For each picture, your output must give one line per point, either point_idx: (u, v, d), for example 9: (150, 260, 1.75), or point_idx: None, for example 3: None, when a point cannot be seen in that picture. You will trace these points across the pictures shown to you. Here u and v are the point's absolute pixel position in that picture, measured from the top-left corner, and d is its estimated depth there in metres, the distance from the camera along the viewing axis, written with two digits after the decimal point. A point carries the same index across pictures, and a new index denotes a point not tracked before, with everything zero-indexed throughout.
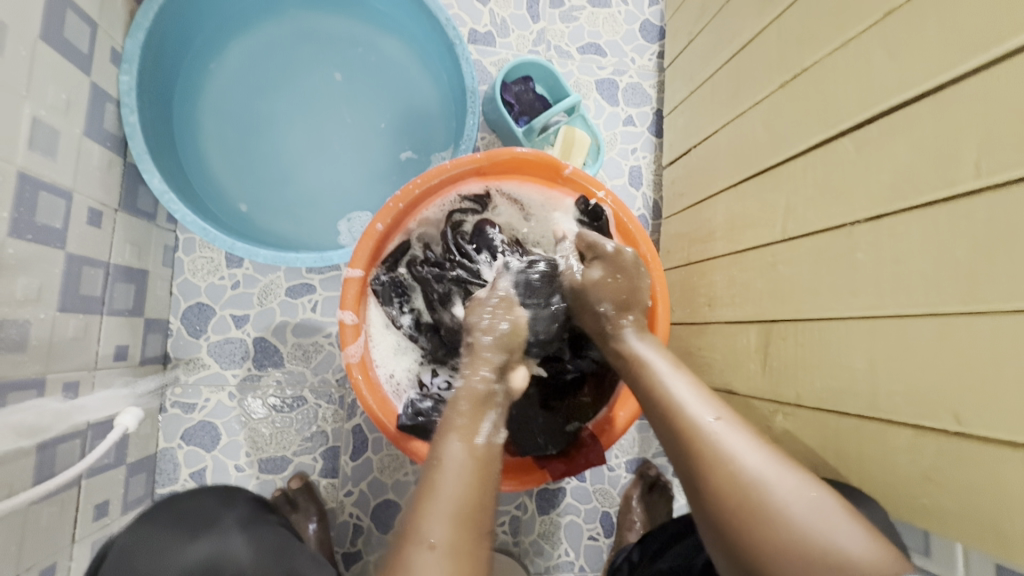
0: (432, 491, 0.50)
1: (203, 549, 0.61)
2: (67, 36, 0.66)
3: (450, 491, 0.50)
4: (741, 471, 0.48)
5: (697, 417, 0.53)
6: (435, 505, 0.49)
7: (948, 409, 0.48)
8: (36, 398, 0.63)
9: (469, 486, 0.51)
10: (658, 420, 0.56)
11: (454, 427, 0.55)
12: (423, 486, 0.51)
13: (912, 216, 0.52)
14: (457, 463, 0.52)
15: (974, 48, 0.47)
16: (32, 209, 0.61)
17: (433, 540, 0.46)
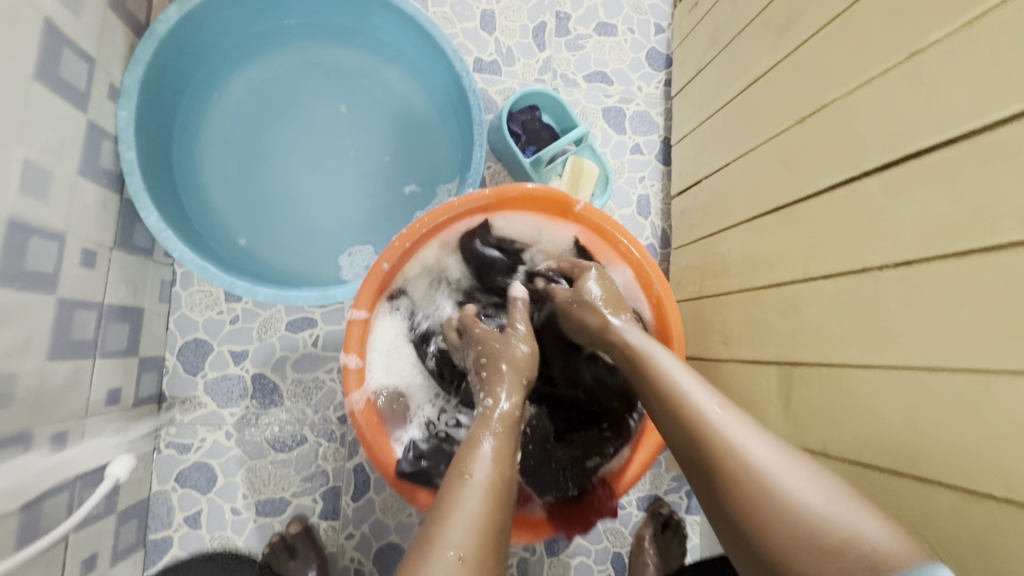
0: (454, 500, 0.46)
1: None
2: (63, 73, 0.63)
3: (478, 498, 0.47)
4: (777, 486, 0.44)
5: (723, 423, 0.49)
6: (463, 510, 0.45)
7: (997, 476, 0.44)
8: (24, 455, 0.59)
9: (491, 507, 0.46)
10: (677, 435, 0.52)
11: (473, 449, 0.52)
12: (447, 501, 0.47)
13: (947, 264, 0.49)
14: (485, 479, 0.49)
15: (1011, 95, 0.45)
16: (22, 254, 0.57)
17: (460, 552, 0.42)
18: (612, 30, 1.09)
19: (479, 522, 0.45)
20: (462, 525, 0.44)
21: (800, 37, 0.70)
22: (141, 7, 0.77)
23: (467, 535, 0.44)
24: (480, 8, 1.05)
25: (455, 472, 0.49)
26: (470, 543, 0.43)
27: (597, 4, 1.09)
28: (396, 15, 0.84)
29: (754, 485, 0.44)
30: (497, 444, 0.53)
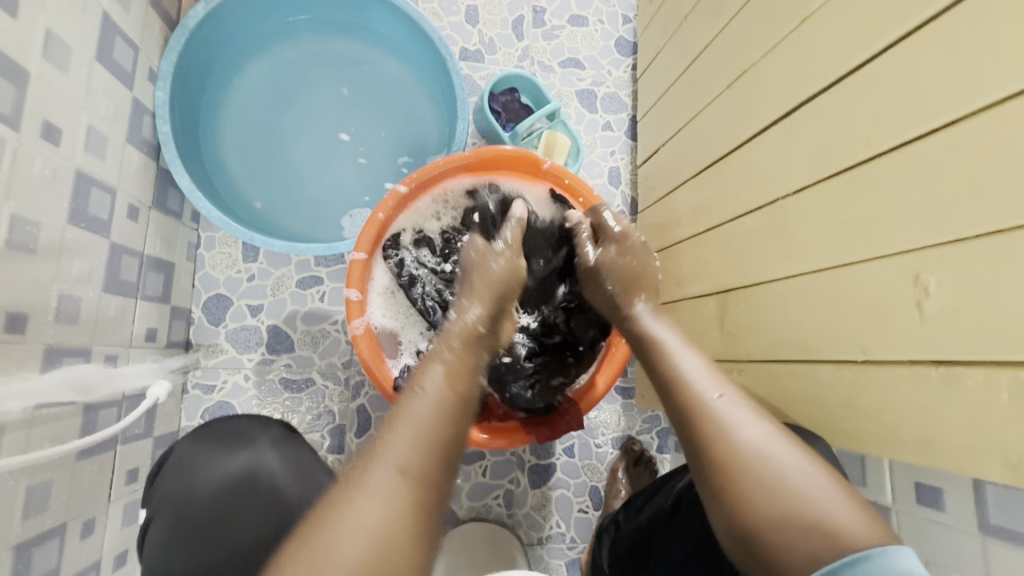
0: (401, 419, 0.50)
1: (242, 461, 0.75)
2: (116, 58, 0.77)
3: (428, 417, 0.51)
4: (739, 440, 0.50)
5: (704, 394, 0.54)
6: (404, 427, 0.49)
7: (857, 343, 0.57)
8: (85, 364, 0.72)
9: (433, 431, 0.50)
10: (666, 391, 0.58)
11: (438, 356, 0.57)
12: (400, 411, 0.51)
13: (825, 186, 0.62)
14: (430, 399, 0.52)
15: (862, 47, 0.58)
16: (85, 202, 0.72)
17: (399, 466, 0.47)
18: (584, 21, 1.22)
19: (420, 436, 0.49)
20: (406, 439, 0.48)
21: (730, 16, 0.83)
22: (173, 6, 0.91)
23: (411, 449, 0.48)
24: (465, 4, 1.18)
25: (408, 389, 0.53)
26: (409, 461, 0.47)
27: None
28: (390, 8, 0.98)
29: (749, 483, 0.47)
30: (447, 365, 0.56)
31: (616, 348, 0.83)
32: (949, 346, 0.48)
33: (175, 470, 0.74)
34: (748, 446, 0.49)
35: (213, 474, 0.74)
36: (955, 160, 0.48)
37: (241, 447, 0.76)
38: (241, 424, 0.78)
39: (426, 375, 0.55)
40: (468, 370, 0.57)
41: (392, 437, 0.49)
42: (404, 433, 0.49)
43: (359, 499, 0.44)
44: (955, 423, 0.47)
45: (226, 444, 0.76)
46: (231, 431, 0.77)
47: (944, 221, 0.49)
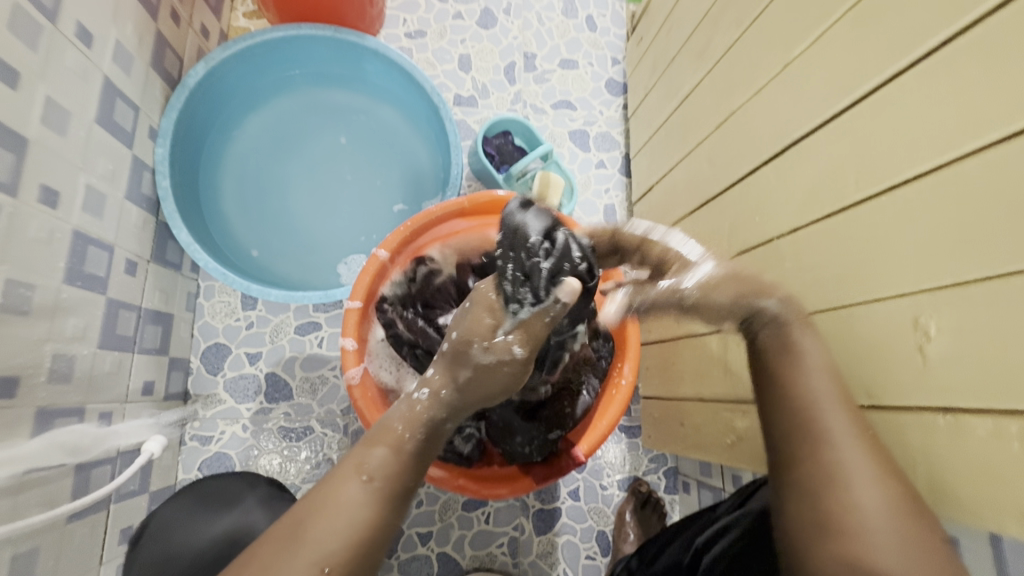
0: (338, 512, 0.46)
1: (228, 522, 0.72)
2: (115, 118, 0.79)
3: (364, 514, 0.47)
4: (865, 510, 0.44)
5: (841, 443, 0.48)
6: (336, 522, 0.45)
7: (862, 387, 0.56)
8: (78, 423, 0.72)
9: (370, 524, 0.46)
10: (791, 425, 0.51)
11: (385, 433, 0.51)
12: (330, 496, 0.47)
13: (818, 227, 0.62)
14: (371, 492, 0.48)
15: (845, 91, 0.59)
16: (82, 259, 0.72)
17: (326, 566, 0.44)
18: (575, 64, 1.25)
19: (351, 533, 0.45)
20: (336, 534, 0.45)
21: (714, 60, 0.85)
22: (175, 66, 0.95)
23: (335, 541, 0.45)
24: (458, 52, 1.22)
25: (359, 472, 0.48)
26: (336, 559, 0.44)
27: (560, 43, 1.26)
28: (383, 61, 1.01)
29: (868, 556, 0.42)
30: (395, 451, 0.51)
31: (617, 391, 0.81)
32: (955, 392, 0.47)
33: (160, 535, 0.72)
34: (873, 518, 0.44)
35: (194, 540, 0.71)
36: (944, 202, 0.48)
37: (225, 510, 0.73)
38: (230, 483, 0.77)
39: (367, 460, 0.49)
40: (412, 456, 0.51)
41: (318, 526, 0.45)
42: (335, 527, 0.45)
43: None
44: (967, 474, 0.46)
45: (214, 506, 0.74)
46: (219, 492, 0.76)
47: (938, 263, 0.48)
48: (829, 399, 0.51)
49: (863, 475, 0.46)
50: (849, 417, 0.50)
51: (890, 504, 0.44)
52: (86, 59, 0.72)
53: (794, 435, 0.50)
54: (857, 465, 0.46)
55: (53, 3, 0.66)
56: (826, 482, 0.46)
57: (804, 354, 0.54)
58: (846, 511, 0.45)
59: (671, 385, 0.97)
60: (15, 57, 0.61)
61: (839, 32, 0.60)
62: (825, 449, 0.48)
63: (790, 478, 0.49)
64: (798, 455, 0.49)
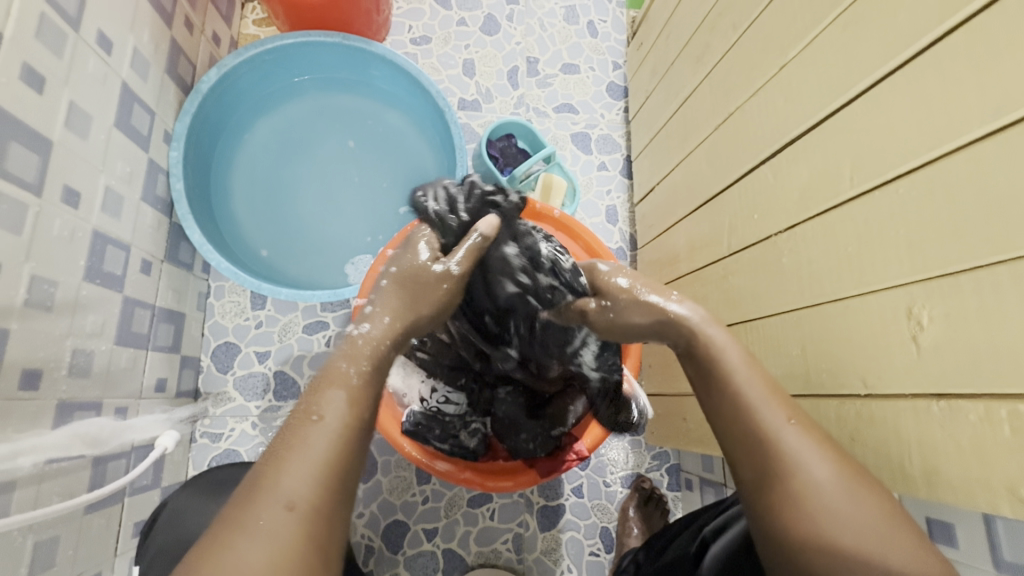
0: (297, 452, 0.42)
1: None
2: (133, 122, 0.82)
3: (327, 448, 0.43)
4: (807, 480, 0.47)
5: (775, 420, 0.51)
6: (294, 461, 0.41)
7: (858, 377, 0.58)
8: (96, 416, 0.74)
9: (334, 461, 0.43)
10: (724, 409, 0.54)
11: (337, 374, 0.48)
12: (289, 440, 0.43)
13: (814, 223, 0.63)
14: (332, 428, 0.44)
15: (837, 92, 0.61)
16: (101, 258, 0.75)
17: (292, 502, 0.40)
18: (576, 68, 1.28)
19: (315, 470, 0.42)
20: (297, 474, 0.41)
21: (713, 63, 0.87)
22: (189, 72, 0.97)
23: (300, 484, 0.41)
24: (462, 58, 1.25)
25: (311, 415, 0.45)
26: (305, 496, 0.40)
27: (562, 49, 1.28)
28: (390, 66, 1.03)
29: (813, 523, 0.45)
30: (348, 390, 0.47)
31: (620, 386, 0.83)
32: (947, 379, 0.48)
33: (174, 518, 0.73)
34: (826, 493, 0.46)
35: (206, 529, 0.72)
36: (932, 196, 0.50)
37: None
38: (240, 472, 0.79)
39: (321, 400, 0.46)
40: (369, 391, 0.48)
41: (275, 474, 0.41)
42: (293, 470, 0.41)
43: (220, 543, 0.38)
44: (958, 459, 0.48)
45: (226, 491, 0.76)
46: (232, 479, 0.78)
47: (928, 255, 0.50)
48: (758, 391, 0.53)
49: (810, 455, 0.48)
50: (780, 405, 0.52)
51: (837, 477, 0.47)
52: (105, 65, 0.75)
53: (737, 435, 0.52)
54: (798, 449, 0.49)
55: (77, 12, 0.69)
56: (780, 471, 0.48)
57: (724, 350, 0.56)
58: (802, 494, 0.47)
59: (673, 382, 0.98)
60: (41, 63, 0.64)
61: (832, 34, 0.62)
62: (766, 440, 0.50)
63: (747, 475, 0.51)
64: (750, 451, 0.51)
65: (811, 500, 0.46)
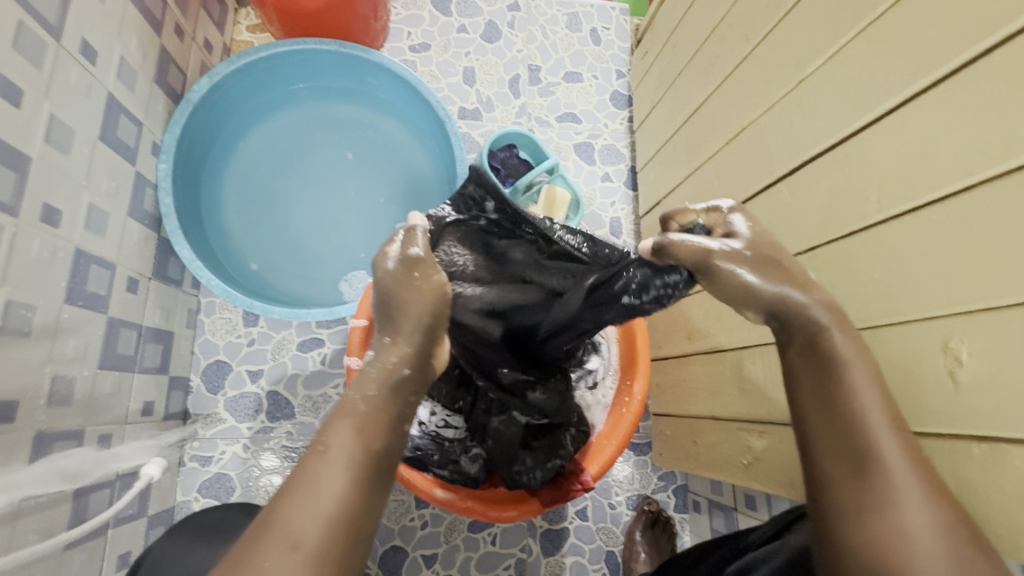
0: (313, 491, 0.42)
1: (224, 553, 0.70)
2: (119, 134, 0.78)
3: (337, 480, 0.43)
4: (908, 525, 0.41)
5: (891, 455, 0.44)
6: (299, 496, 0.42)
7: (887, 412, 0.55)
8: (76, 447, 0.70)
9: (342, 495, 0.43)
10: (827, 424, 0.46)
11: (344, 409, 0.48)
12: (293, 475, 0.44)
13: (835, 246, 0.61)
14: (342, 463, 0.44)
15: (860, 110, 0.58)
16: (84, 279, 0.71)
17: (297, 539, 0.40)
18: (579, 77, 1.25)
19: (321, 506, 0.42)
20: (315, 516, 0.41)
21: (723, 75, 0.85)
22: (178, 80, 0.93)
23: (311, 525, 0.41)
24: (462, 66, 1.21)
25: (319, 446, 0.45)
26: (310, 531, 0.40)
27: (564, 57, 1.25)
28: (389, 76, 1.00)
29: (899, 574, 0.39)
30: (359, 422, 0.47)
31: (629, 408, 0.80)
32: (990, 421, 0.45)
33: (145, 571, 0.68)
34: (922, 541, 0.40)
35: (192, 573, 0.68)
36: (971, 224, 0.47)
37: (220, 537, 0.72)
38: (225, 513, 0.76)
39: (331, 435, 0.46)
40: (377, 424, 0.48)
41: (282, 516, 0.41)
42: (311, 508, 0.42)
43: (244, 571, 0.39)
44: (1002, 507, 0.45)
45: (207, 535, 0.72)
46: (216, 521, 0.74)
47: (964, 287, 0.47)
48: (878, 415, 0.45)
49: (914, 499, 0.42)
50: (899, 437, 0.44)
51: (940, 530, 0.41)
52: (89, 76, 0.71)
53: (827, 446, 0.46)
54: (905, 490, 0.42)
55: (58, 19, 0.65)
56: (878, 506, 0.42)
57: (849, 365, 0.48)
58: (892, 535, 0.41)
59: (682, 402, 0.95)
60: (19, 74, 0.60)
61: (854, 50, 0.59)
62: (869, 468, 0.43)
63: (827, 496, 0.45)
64: (839, 475, 0.44)
65: (902, 546, 0.40)
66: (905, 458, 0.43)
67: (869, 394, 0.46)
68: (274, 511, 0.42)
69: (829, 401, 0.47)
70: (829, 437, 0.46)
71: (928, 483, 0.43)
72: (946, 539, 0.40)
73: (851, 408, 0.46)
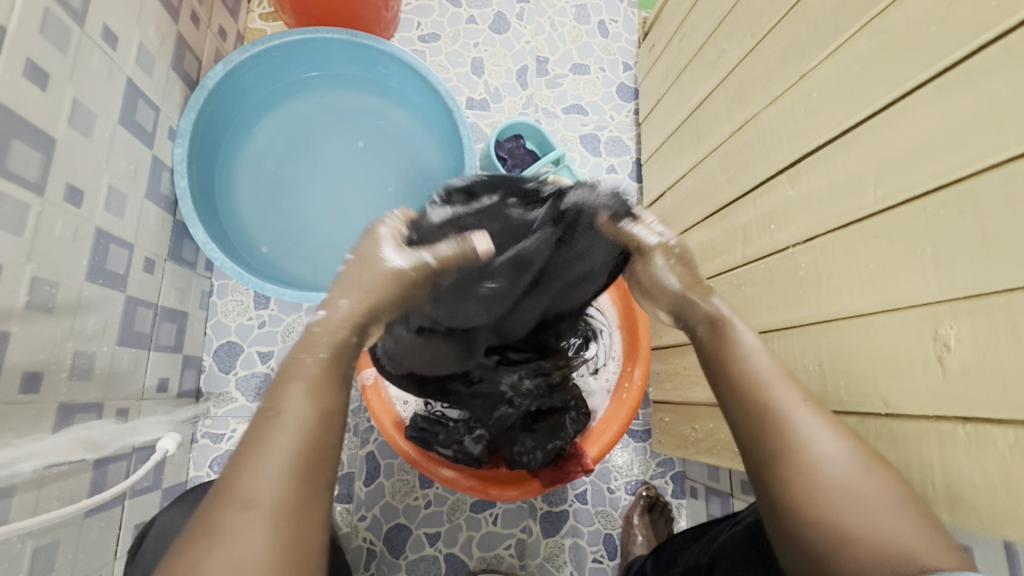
0: (265, 446, 0.40)
1: None
2: (138, 118, 0.80)
3: (291, 438, 0.41)
4: (820, 457, 0.45)
5: (789, 398, 0.49)
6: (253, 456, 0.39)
7: (878, 396, 0.57)
8: (97, 419, 0.73)
9: (303, 448, 0.41)
10: (724, 383, 0.53)
11: (302, 372, 0.44)
12: (248, 439, 0.41)
13: (833, 237, 0.62)
14: (297, 416, 0.42)
15: (858, 105, 0.60)
16: (103, 258, 0.73)
17: (253, 500, 0.38)
18: (586, 69, 1.26)
19: (284, 465, 0.39)
20: (267, 475, 0.39)
21: (729, 67, 0.86)
22: (194, 67, 0.96)
23: (267, 485, 0.39)
24: (471, 56, 1.23)
25: (267, 408, 0.42)
26: (264, 490, 0.38)
27: (572, 48, 1.27)
28: (399, 65, 1.02)
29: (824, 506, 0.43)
30: (309, 379, 0.44)
31: (628, 393, 0.83)
32: (973, 404, 0.47)
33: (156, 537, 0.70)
34: (830, 468, 0.44)
35: None
36: (962, 215, 0.48)
37: None
38: None
39: (284, 394, 0.43)
40: (335, 378, 0.45)
41: (238, 477, 0.39)
42: (263, 466, 0.39)
43: (207, 549, 0.36)
44: (985, 489, 0.47)
45: None
46: None
47: (954, 276, 0.49)
48: (770, 367, 0.51)
49: (817, 431, 0.46)
50: (791, 385, 0.50)
51: (843, 453, 0.45)
52: (110, 60, 0.73)
53: (744, 398, 0.50)
54: (808, 425, 0.47)
55: (82, 6, 0.67)
56: (790, 444, 0.46)
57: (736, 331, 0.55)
58: (803, 467, 0.45)
59: (681, 390, 0.97)
60: (44, 59, 0.62)
61: (854, 46, 0.61)
62: (772, 414, 0.48)
63: (749, 443, 0.49)
64: (755, 419, 0.49)
65: (813, 472, 0.45)
66: (799, 402, 0.49)
67: (752, 343, 0.53)
68: (229, 476, 0.39)
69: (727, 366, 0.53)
70: (731, 394, 0.52)
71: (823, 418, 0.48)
72: (850, 460, 0.45)
73: (746, 366, 0.52)
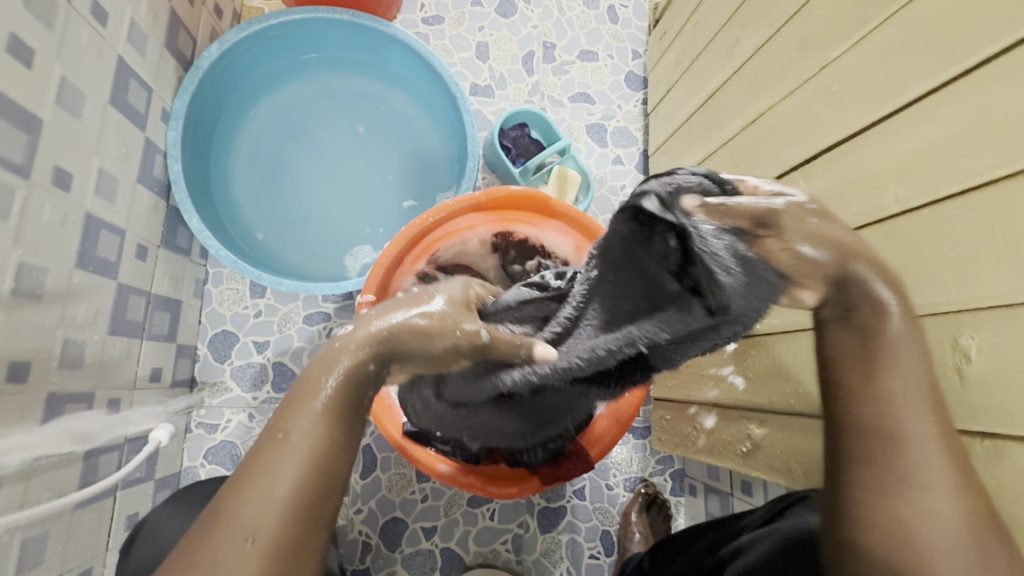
0: (267, 475, 0.39)
1: None
2: (129, 99, 0.77)
3: (296, 470, 0.39)
4: (945, 515, 0.43)
5: (925, 441, 0.45)
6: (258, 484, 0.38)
7: None
8: (87, 410, 0.71)
9: (306, 481, 0.39)
10: (853, 401, 0.48)
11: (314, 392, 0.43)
12: (252, 461, 0.40)
13: None
14: (302, 443, 0.40)
15: (881, 100, 0.57)
16: (94, 244, 0.71)
17: (252, 533, 0.37)
18: (594, 56, 1.22)
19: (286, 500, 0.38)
20: (268, 507, 0.38)
21: (743, 57, 0.83)
22: (188, 46, 0.92)
23: (265, 516, 0.37)
24: (476, 40, 1.19)
25: (277, 433, 0.41)
26: (265, 526, 0.37)
27: (580, 34, 1.23)
28: (402, 48, 0.98)
29: (942, 566, 0.41)
30: (323, 407, 0.42)
31: None
32: (993, 417, 0.46)
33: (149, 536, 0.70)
34: (948, 528, 0.42)
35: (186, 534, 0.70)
36: (991, 219, 0.46)
37: None
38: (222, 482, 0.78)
39: (291, 420, 0.41)
40: (346, 404, 0.43)
41: (237, 506, 0.38)
42: (265, 498, 0.38)
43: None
44: (1003, 507, 0.45)
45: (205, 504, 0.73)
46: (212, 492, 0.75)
47: (980, 283, 0.47)
48: (907, 388, 0.46)
49: (946, 488, 0.43)
50: (935, 424, 0.46)
51: (968, 516, 0.43)
52: (100, 38, 0.70)
53: (871, 424, 0.47)
54: (938, 473, 0.44)
55: None
56: (916, 490, 0.44)
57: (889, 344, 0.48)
58: (921, 517, 0.43)
59: (683, 389, 0.96)
60: (30, 34, 0.59)
61: (879, 38, 0.58)
62: (905, 452, 0.45)
63: (867, 474, 0.46)
64: (874, 452, 0.46)
65: (930, 524, 0.43)
66: (922, 429, 0.45)
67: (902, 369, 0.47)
68: (228, 500, 0.39)
69: (858, 391, 0.48)
70: (859, 421, 0.48)
71: (954, 469, 0.44)
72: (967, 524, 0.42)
73: (886, 393, 0.46)
